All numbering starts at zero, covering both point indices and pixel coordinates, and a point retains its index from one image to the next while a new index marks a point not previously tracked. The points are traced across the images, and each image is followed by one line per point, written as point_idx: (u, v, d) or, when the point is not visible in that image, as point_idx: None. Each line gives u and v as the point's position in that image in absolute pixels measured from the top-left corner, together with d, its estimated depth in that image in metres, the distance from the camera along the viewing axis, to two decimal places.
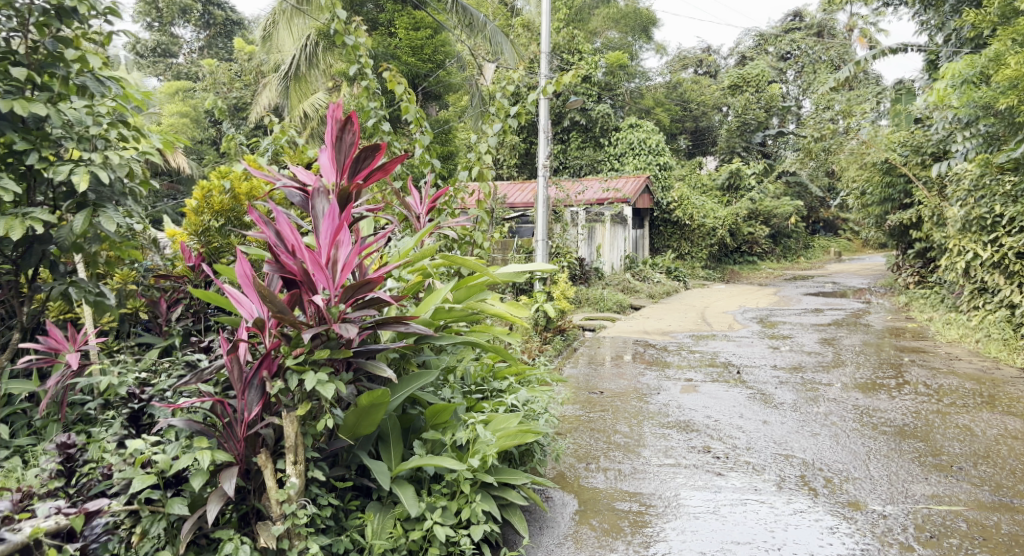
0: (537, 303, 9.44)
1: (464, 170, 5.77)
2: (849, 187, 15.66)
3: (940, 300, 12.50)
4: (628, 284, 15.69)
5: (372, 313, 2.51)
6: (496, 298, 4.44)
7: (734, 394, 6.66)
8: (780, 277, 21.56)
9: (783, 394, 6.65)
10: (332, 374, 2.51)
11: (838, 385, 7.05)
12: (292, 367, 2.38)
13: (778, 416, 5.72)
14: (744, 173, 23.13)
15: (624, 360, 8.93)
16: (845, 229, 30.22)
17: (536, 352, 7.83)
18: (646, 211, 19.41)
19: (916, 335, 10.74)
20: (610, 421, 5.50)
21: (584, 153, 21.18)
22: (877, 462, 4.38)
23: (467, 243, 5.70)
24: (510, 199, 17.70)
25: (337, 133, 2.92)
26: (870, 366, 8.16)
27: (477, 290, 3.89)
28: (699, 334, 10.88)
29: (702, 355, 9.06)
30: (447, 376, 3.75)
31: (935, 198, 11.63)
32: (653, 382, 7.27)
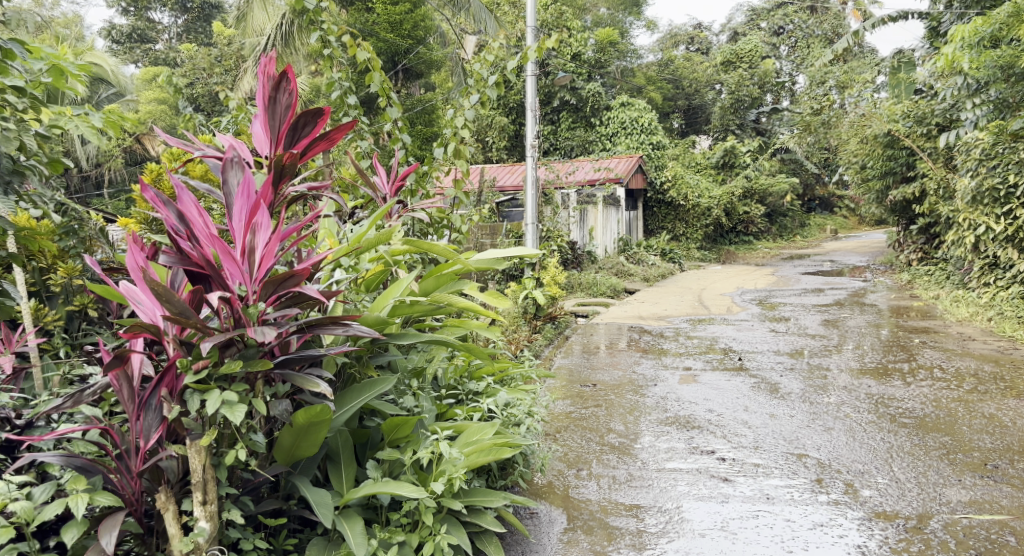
0: (526, 290, 8.96)
1: (440, 146, 5.27)
2: (849, 162, 15.20)
3: (946, 277, 12.08)
4: (621, 267, 15.22)
5: (297, 313, 2.01)
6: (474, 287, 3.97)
7: (736, 383, 6.20)
8: (776, 257, 21.12)
9: (790, 382, 6.19)
10: (248, 391, 2.02)
11: (846, 371, 6.61)
12: (192, 385, 1.91)
13: (786, 409, 5.26)
14: (738, 150, 22.64)
15: (618, 347, 8.47)
16: (841, 206, 29.79)
17: (524, 343, 7.36)
18: (639, 192, 18.92)
19: (922, 315, 10.32)
20: (603, 418, 5.04)
21: (575, 133, 20.66)
22: (901, 462, 3.92)
23: (443, 227, 5.21)
24: (499, 182, 17.19)
25: (270, 93, 2.18)
26: (880, 349, 7.72)
27: (447, 279, 3.44)
28: (697, 317, 10.42)
29: (700, 340, 8.61)
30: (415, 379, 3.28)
31: (942, 170, 11.20)
32: (650, 372, 6.82)
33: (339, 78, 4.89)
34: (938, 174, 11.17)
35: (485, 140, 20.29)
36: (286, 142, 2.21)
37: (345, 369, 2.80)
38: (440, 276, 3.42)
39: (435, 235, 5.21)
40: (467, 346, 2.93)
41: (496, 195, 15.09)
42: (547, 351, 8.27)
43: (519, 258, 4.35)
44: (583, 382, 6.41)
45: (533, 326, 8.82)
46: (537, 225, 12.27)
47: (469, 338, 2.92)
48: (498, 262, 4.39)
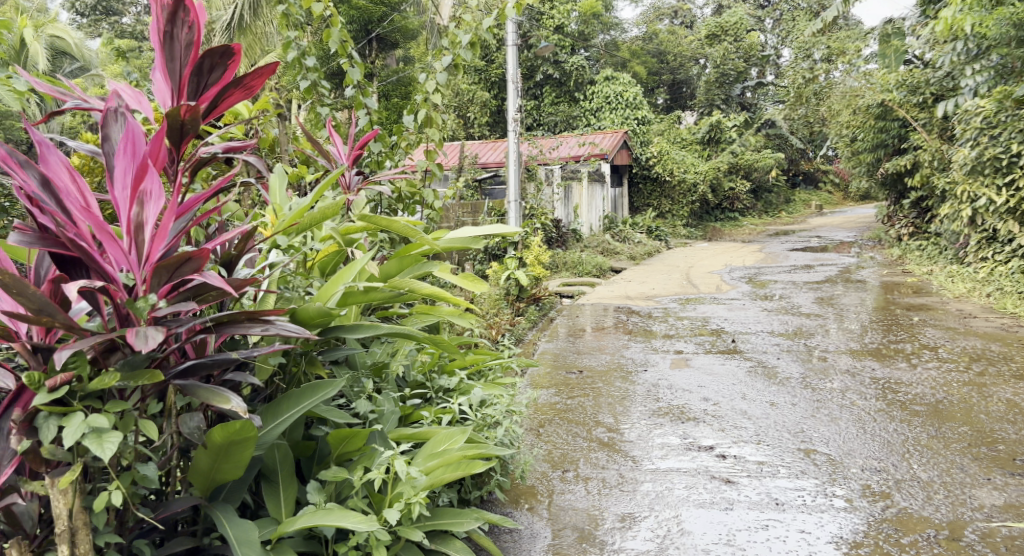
0: (508, 270, 8.53)
1: (410, 113, 4.82)
2: (839, 135, 14.85)
3: (939, 252, 11.79)
4: (607, 245, 14.81)
5: (194, 310, 1.56)
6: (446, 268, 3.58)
7: (730, 367, 5.82)
8: (763, 233, 20.80)
9: (788, 366, 5.82)
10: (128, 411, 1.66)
11: (847, 353, 6.26)
12: (44, 407, 1.54)
13: (787, 396, 4.87)
14: (724, 125, 22.23)
15: (605, 329, 8.10)
16: (826, 181, 29.53)
17: (505, 327, 6.94)
18: (624, 168, 18.49)
19: (917, 291, 10.00)
20: (590, 409, 4.65)
21: (559, 108, 20.16)
22: (921, 458, 3.54)
23: (414, 203, 4.78)
24: (481, 159, 16.69)
25: (166, 27, 1.69)
26: (879, 328, 7.38)
27: (414, 261, 3.01)
28: (686, 297, 10.04)
29: (690, 321, 8.23)
30: (377, 375, 2.87)
31: (936, 142, 10.89)
32: (638, 355, 6.45)
33: (295, 36, 4.40)
34: (933, 145, 10.83)
35: (466, 115, 19.72)
36: (189, 92, 1.75)
37: (289, 364, 2.36)
38: (404, 257, 3.00)
39: (405, 210, 4.77)
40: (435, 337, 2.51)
41: (478, 172, 14.60)
42: (530, 334, 7.85)
43: (497, 236, 3.95)
44: (569, 369, 6.01)
45: (515, 309, 8.40)
46: (520, 201, 11.83)
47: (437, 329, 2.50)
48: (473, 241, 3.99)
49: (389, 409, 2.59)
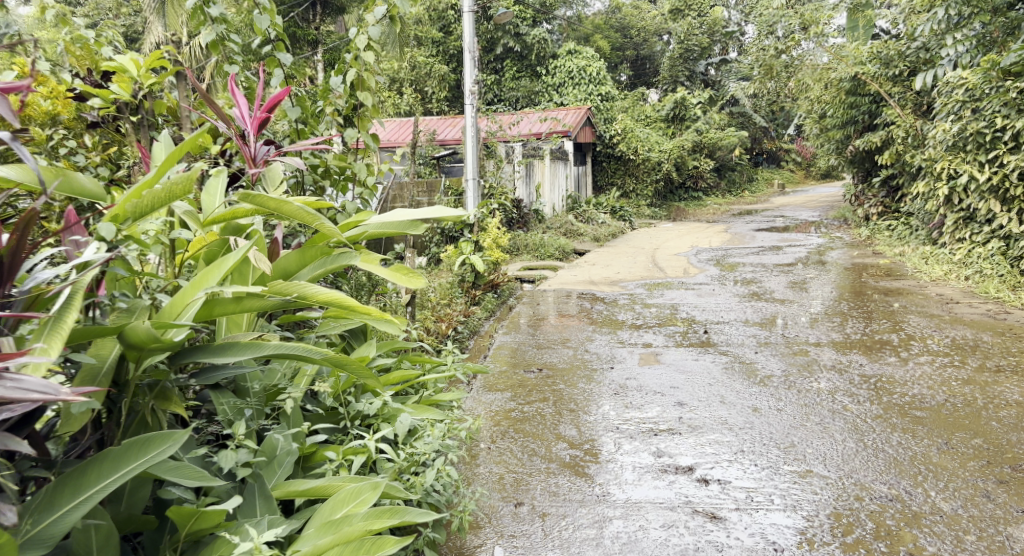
0: (463, 255, 7.90)
1: (337, 74, 4.17)
2: (807, 111, 14.43)
3: (911, 232, 11.42)
4: (570, 226, 14.21)
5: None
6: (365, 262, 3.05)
7: (704, 364, 5.28)
8: (727, 213, 20.41)
9: (768, 362, 5.29)
10: None
11: (830, 345, 5.75)
12: None
13: (770, 400, 4.34)
14: (689, 102, 21.75)
15: (567, 318, 7.52)
16: (788, 160, 29.27)
17: (457, 319, 6.32)
18: (588, 146, 17.90)
19: (891, 273, 9.58)
20: (550, 418, 4.08)
21: (521, 83, 19.30)
22: (937, 482, 3.02)
23: (342, 180, 4.17)
24: (439, 136, 15.95)
25: None
26: (859, 316, 6.90)
27: (317, 257, 2.46)
28: (653, 281, 9.51)
29: (658, 309, 7.68)
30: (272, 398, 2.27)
31: (910, 117, 10.45)
32: (603, 350, 5.89)
33: None
34: (907, 121, 10.37)
35: (423, 90, 18.88)
36: None
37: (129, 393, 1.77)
38: (305, 251, 2.45)
39: (334, 188, 4.15)
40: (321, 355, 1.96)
41: (436, 150, 13.89)
42: (487, 325, 7.23)
43: (438, 219, 3.35)
44: (529, 367, 5.42)
45: (471, 296, 7.77)
46: (479, 180, 11.16)
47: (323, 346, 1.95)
48: (411, 224, 3.41)
49: (282, 451, 1.98)
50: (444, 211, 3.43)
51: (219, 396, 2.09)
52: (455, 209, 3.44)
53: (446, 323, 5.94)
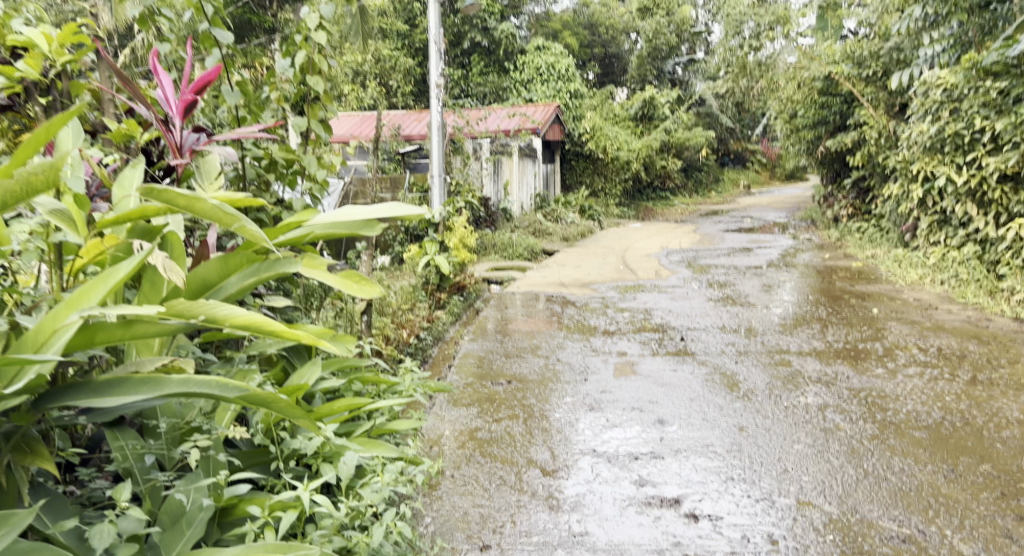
0: (427, 255, 7.49)
1: (284, 56, 3.82)
2: (777, 111, 14.26)
3: (882, 234, 11.28)
4: (538, 226, 13.86)
5: None
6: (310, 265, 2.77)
7: (683, 376, 4.96)
8: (694, 213, 20.25)
9: (750, 373, 4.99)
10: None
11: (812, 355, 5.47)
12: None
13: (756, 418, 4.04)
14: (657, 101, 21.53)
15: (536, 322, 7.17)
16: (754, 160, 29.25)
17: (420, 325, 5.94)
18: (556, 144, 17.56)
19: (867, 276, 9.39)
20: (520, 440, 3.74)
21: (488, 79, 18.83)
22: (950, 519, 2.73)
23: (293, 173, 3.89)
24: (404, 131, 15.49)
25: None
26: (839, 322, 6.64)
27: (237, 266, 2.31)
28: (624, 284, 9.20)
29: (631, 314, 7.36)
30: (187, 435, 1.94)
31: (883, 118, 10.27)
32: (575, 359, 5.55)
33: None
34: (880, 121, 10.18)
35: (388, 84, 18.37)
36: None
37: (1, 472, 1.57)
38: (228, 259, 2.29)
39: (282, 182, 3.87)
40: (234, 389, 1.67)
41: (402, 146, 13.44)
42: (453, 332, 6.85)
43: (390, 218, 2.99)
44: (497, 379, 5.07)
45: (436, 300, 7.37)
46: (444, 177, 10.76)
47: (237, 381, 1.66)
48: (364, 224, 3.08)
49: (192, 508, 1.70)
50: (401, 208, 3.04)
51: (119, 435, 1.80)
52: (411, 205, 3.05)
53: (409, 330, 5.55)
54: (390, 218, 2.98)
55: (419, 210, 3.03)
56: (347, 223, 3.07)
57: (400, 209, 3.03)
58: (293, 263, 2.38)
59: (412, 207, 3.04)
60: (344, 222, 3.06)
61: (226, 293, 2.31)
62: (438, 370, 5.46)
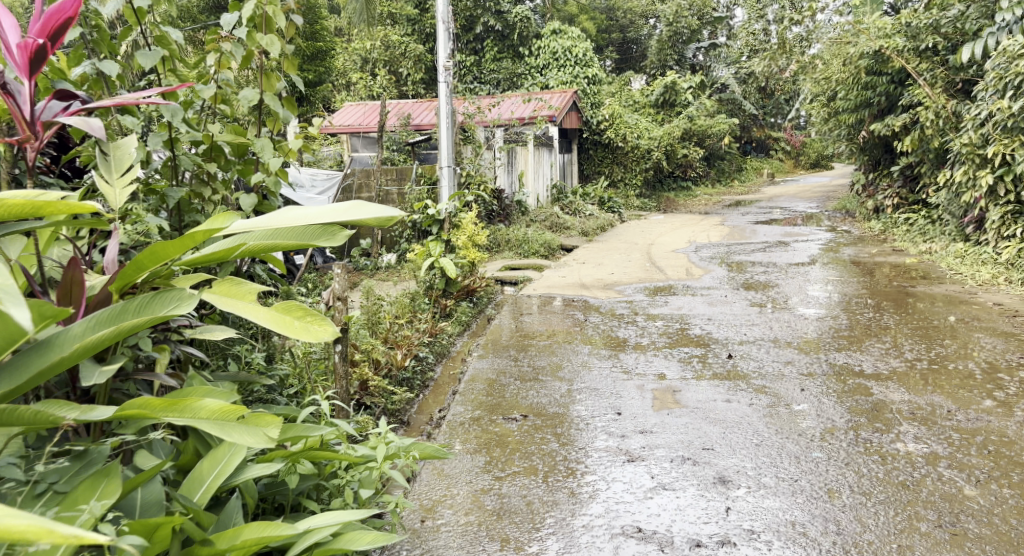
0: (431, 257, 6.61)
1: (230, 8, 2.92)
2: (814, 93, 13.19)
3: (935, 227, 10.26)
4: (556, 219, 12.89)
5: None
6: (237, 292, 1.97)
7: (739, 409, 4.06)
8: (719, 204, 19.17)
9: (823, 407, 4.07)
10: None
11: (893, 379, 4.54)
12: None
13: (846, 474, 3.12)
14: (679, 86, 20.43)
15: (556, 332, 6.28)
16: (777, 149, 27.95)
17: (419, 342, 5.07)
18: (573, 132, 16.59)
19: (925, 274, 8.41)
20: (540, 511, 2.91)
21: (501, 65, 17.89)
22: None
23: (249, 163, 3.05)
24: (413, 120, 14.58)
25: None
26: (912, 333, 5.69)
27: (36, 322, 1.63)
28: (652, 284, 8.29)
29: (665, 322, 6.42)
30: None
31: (943, 97, 9.23)
32: (604, 383, 4.66)
33: None
34: (939, 100, 9.14)
35: (398, 71, 17.48)
36: None
37: None
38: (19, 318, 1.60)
39: (230, 172, 3.02)
40: None
41: (411, 135, 12.54)
42: (460, 346, 5.99)
43: (349, 220, 2.15)
44: (509, 412, 4.18)
45: (440, 308, 6.47)
46: (454, 168, 9.89)
47: None
48: (321, 232, 2.22)
49: None
50: (365, 207, 2.20)
51: None
52: (379, 204, 2.20)
53: (405, 351, 4.67)
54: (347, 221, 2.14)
55: (389, 209, 2.19)
56: (296, 236, 2.23)
57: (363, 210, 2.20)
58: (180, 305, 1.79)
59: (380, 206, 2.20)
60: (290, 235, 2.22)
61: (68, 346, 1.65)
62: (441, 399, 4.59)
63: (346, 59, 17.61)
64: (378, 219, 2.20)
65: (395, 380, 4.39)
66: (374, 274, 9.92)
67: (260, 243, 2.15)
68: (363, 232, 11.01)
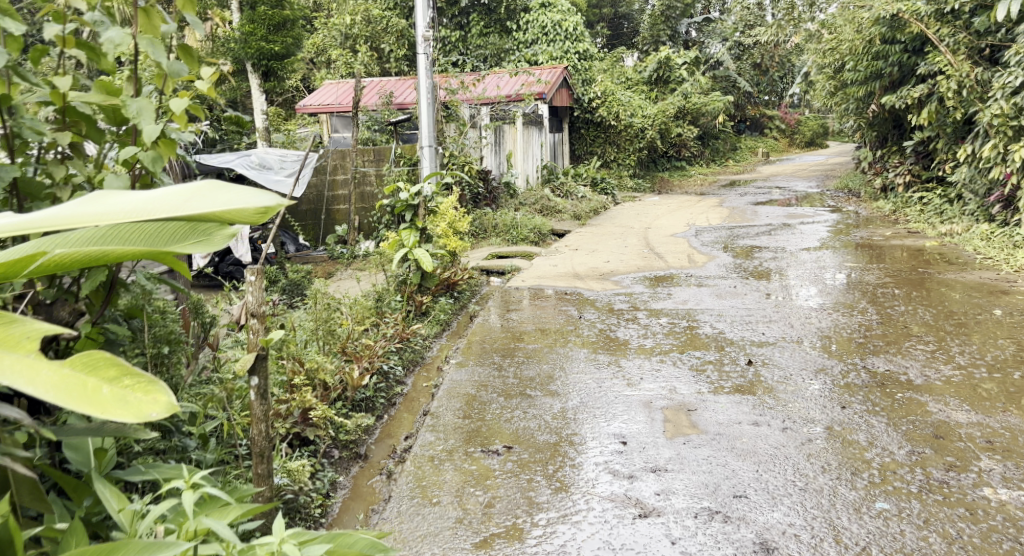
0: (405, 248, 5.85)
1: None
2: (821, 64, 12.38)
3: (953, 207, 9.53)
4: (546, 202, 12.07)
5: None
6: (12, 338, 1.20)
7: (771, 437, 3.34)
8: (715, 185, 18.37)
9: (875, 431, 3.32)
10: None
11: (949, 390, 3.79)
12: None
13: (929, 543, 2.38)
14: (674, 62, 19.58)
15: (546, 329, 5.53)
16: (772, 127, 27.05)
17: (384, 352, 4.33)
18: (564, 110, 15.77)
19: (952, 259, 7.65)
20: None
21: (489, 40, 16.60)
22: None
23: (125, 135, 2.26)
24: (396, 98, 13.72)
25: None
26: (955, 330, 4.95)
27: None
28: (652, 273, 7.55)
29: (670, 318, 5.67)
30: None
31: (967, 63, 8.45)
32: (604, 401, 3.91)
33: None
34: (963, 68, 8.36)
35: (380, 47, 16.56)
36: None
37: None
38: None
39: (98, 146, 2.23)
40: None
41: (392, 113, 11.68)
42: (437, 349, 5.24)
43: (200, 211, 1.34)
44: (488, 441, 3.43)
45: (415, 306, 5.71)
46: (436, 148, 9.08)
47: None
48: (186, 232, 1.56)
49: None
50: (228, 190, 1.38)
51: None
52: (252, 184, 1.38)
53: (366, 365, 3.91)
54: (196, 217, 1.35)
55: (264, 193, 1.37)
56: (144, 236, 1.50)
57: (225, 194, 1.39)
58: None
59: (251, 187, 1.39)
60: (133, 234, 1.48)
61: None
62: (411, 420, 3.85)
63: (326, 35, 16.66)
64: (250, 210, 1.40)
65: (351, 403, 3.65)
66: (349, 264, 9.14)
67: (76, 249, 1.38)
68: (339, 217, 10.21)
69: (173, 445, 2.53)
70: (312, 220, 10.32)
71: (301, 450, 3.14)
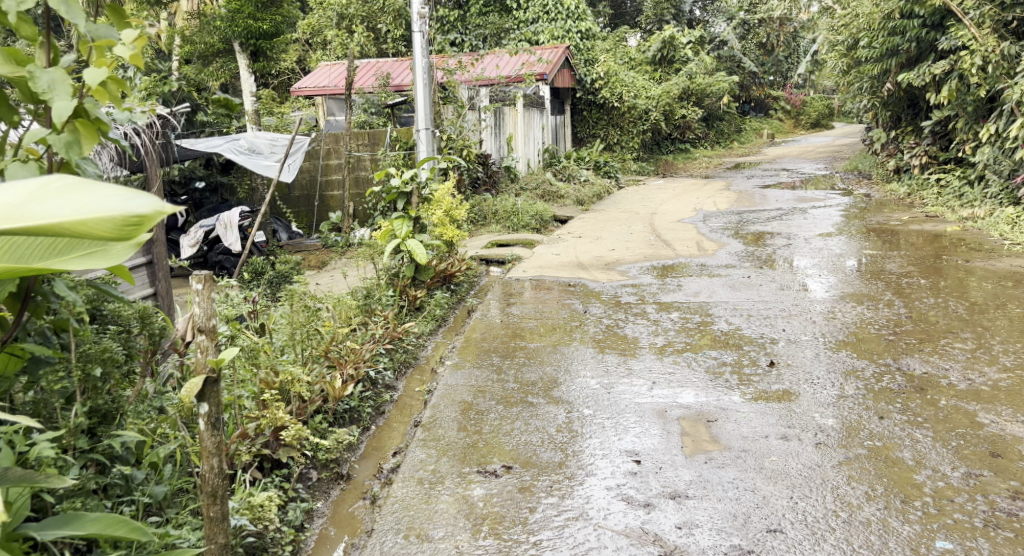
0: (398, 239, 5.48)
1: None
2: (833, 41, 11.91)
3: (974, 190, 9.12)
4: (548, 187, 11.66)
5: None
6: None
7: (804, 453, 2.97)
8: (720, 167, 17.93)
9: (921, 446, 2.96)
10: None
11: (998, 397, 3.41)
12: None
13: None
14: (678, 41, 19.05)
15: (550, 324, 5.16)
16: (777, 109, 26.50)
17: (372, 354, 3.96)
18: (566, 91, 15.32)
19: (976, 245, 7.26)
20: None
21: (488, 19, 15.68)
22: None
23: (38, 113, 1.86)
24: (393, 80, 13.29)
25: None
26: (994, 325, 4.56)
27: None
28: (660, 262, 7.17)
29: (682, 312, 5.30)
30: None
31: (992, 38, 8.02)
32: (613, 410, 3.53)
33: None
34: (988, 42, 7.93)
35: (377, 28, 16.08)
36: None
37: None
38: None
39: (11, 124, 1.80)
40: None
41: (389, 95, 11.24)
42: (432, 347, 4.87)
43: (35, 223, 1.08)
44: (485, 460, 3.05)
45: (409, 300, 5.33)
46: (433, 130, 8.67)
47: None
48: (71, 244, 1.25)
49: None
50: (86, 194, 1.10)
51: None
52: (118, 183, 1.11)
53: (350, 372, 3.54)
54: (41, 228, 1.09)
55: (131, 196, 1.10)
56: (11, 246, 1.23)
57: (87, 197, 1.12)
58: None
59: (116, 187, 1.11)
60: None
61: None
62: (400, 432, 3.47)
63: (321, 16, 16.18)
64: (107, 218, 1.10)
65: (333, 416, 3.29)
66: (344, 253, 8.77)
67: None
68: (333, 204, 9.82)
69: (116, 480, 2.17)
70: (305, 206, 9.96)
71: (272, 474, 2.79)
